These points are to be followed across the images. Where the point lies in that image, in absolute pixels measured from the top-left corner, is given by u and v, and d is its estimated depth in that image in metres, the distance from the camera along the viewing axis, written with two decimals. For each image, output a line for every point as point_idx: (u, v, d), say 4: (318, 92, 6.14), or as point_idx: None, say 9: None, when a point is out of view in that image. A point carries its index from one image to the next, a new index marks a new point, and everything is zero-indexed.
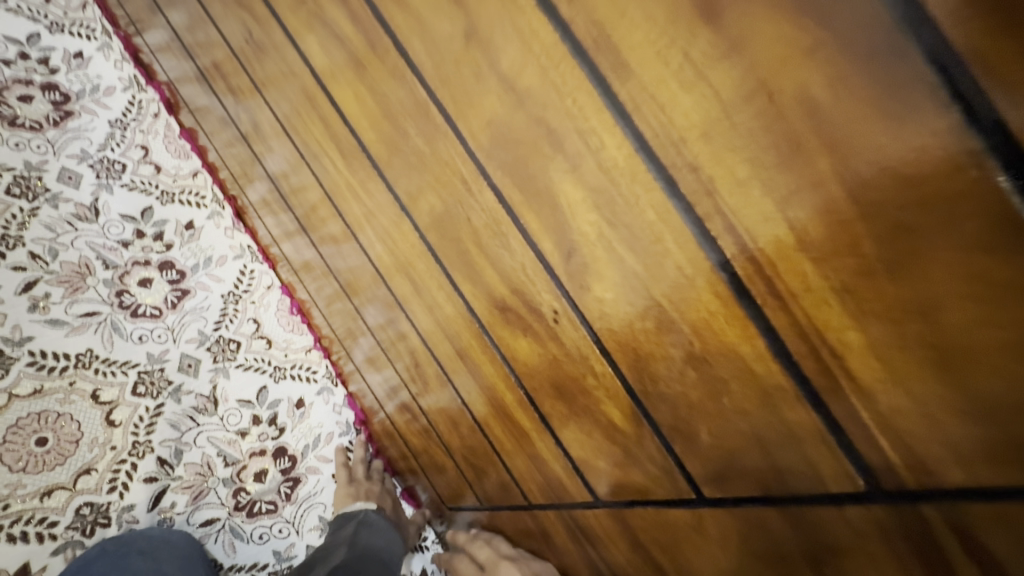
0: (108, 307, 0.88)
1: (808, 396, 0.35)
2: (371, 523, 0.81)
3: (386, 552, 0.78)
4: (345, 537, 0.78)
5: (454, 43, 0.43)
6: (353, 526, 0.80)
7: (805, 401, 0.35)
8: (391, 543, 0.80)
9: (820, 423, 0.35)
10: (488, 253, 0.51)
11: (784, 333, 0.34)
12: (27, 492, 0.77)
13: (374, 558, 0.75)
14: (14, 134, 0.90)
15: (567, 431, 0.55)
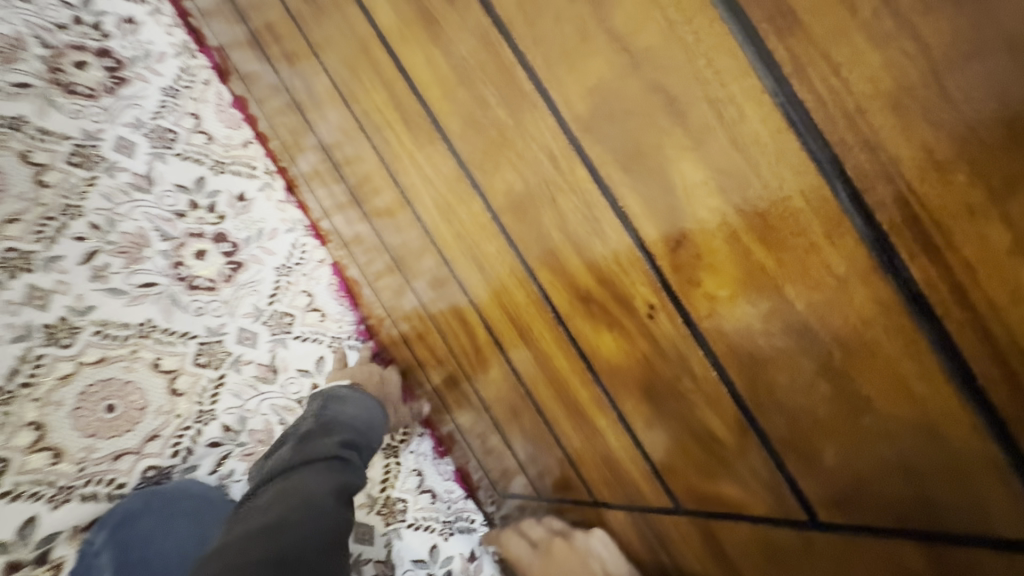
0: (165, 279, 0.87)
1: (987, 424, 0.29)
2: (339, 398, 0.79)
3: (356, 421, 0.75)
4: (313, 412, 0.76)
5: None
6: (320, 402, 0.79)
7: (982, 431, 0.29)
8: (365, 413, 0.78)
9: (999, 455, 0.29)
10: (573, 238, 0.46)
11: (969, 350, 0.28)
12: (99, 455, 0.78)
13: (343, 426, 0.72)
14: (71, 101, 0.88)
15: (649, 433, 0.50)
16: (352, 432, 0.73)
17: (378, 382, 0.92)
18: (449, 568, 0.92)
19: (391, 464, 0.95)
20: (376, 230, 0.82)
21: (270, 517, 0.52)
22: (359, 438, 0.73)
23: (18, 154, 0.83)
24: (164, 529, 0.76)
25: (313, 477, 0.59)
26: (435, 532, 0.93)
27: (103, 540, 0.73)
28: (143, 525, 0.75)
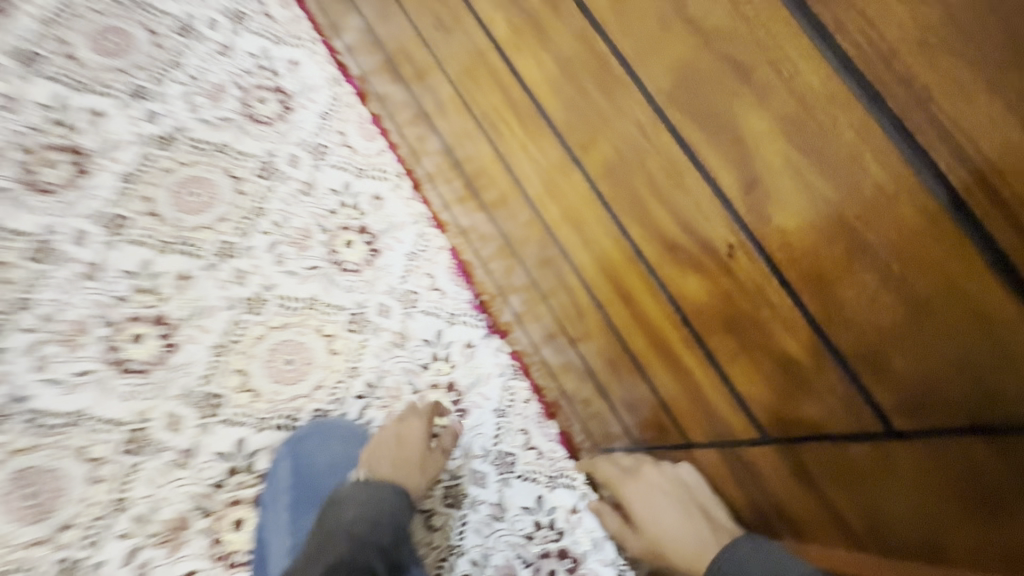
0: (324, 263, 1.08)
1: None
2: (343, 496, 0.80)
3: (355, 521, 0.76)
4: (319, 520, 0.79)
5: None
6: (326, 505, 0.81)
7: None
8: (371, 505, 0.79)
9: None
10: (661, 194, 0.55)
11: (1007, 243, 0.33)
12: (282, 396, 0.98)
13: (339, 534, 0.75)
14: (258, 128, 1.14)
15: (735, 366, 0.57)
16: (349, 537, 0.74)
17: (397, 449, 0.88)
18: (553, 516, 1.03)
19: (502, 422, 1.07)
20: (494, 219, 0.95)
21: None
22: (370, 535, 0.76)
23: (225, 171, 1.08)
24: (324, 449, 0.93)
25: None
26: (540, 483, 1.05)
27: (284, 451, 0.93)
28: (308, 445, 0.93)
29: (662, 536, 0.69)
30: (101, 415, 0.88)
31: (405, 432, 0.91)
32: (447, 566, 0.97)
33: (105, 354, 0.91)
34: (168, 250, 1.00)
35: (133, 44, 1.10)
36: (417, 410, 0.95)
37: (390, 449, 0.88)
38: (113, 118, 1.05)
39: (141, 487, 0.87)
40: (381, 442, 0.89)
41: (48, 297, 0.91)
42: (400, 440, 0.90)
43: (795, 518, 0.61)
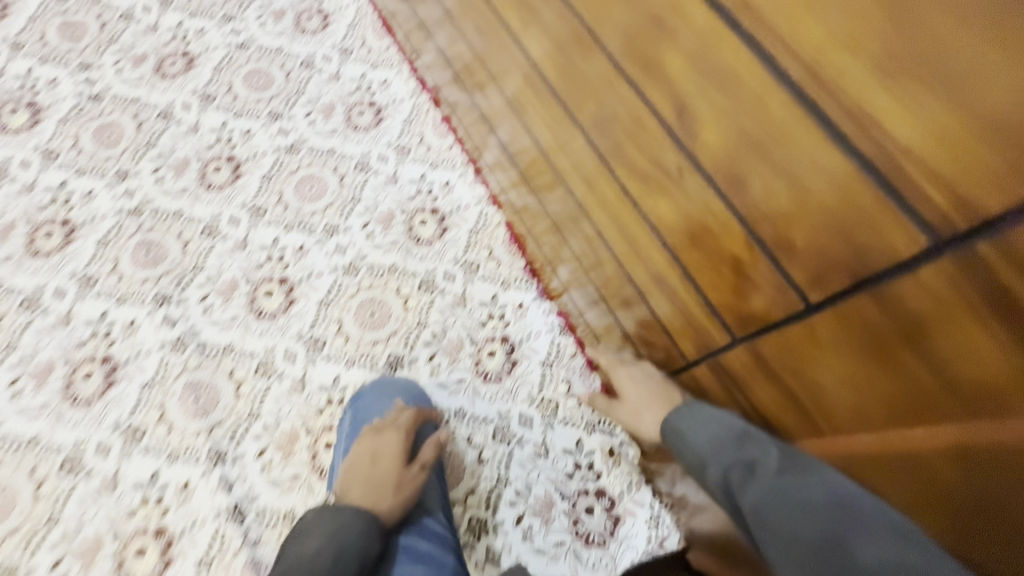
0: (404, 238, 1.32)
1: (865, 170, 0.43)
2: (306, 530, 0.88)
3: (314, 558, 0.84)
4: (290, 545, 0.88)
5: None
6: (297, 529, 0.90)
7: (866, 178, 0.43)
8: (328, 542, 0.86)
9: (879, 192, 0.43)
10: (630, 135, 0.67)
11: (836, 118, 0.44)
12: (367, 339, 1.21)
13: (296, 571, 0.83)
14: (357, 134, 1.43)
15: (702, 277, 0.67)
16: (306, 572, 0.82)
17: (370, 469, 0.97)
18: (591, 459, 1.15)
19: (547, 371, 1.21)
20: (541, 199, 1.14)
21: None
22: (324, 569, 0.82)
23: (332, 169, 1.38)
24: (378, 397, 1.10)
25: None
26: (580, 428, 1.17)
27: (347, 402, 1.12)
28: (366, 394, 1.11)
29: (642, 403, 0.88)
30: (242, 347, 1.17)
31: (379, 453, 0.99)
32: (497, 493, 1.11)
33: (248, 304, 1.21)
34: (291, 229, 1.30)
35: (272, 81, 1.47)
36: (396, 427, 1.02)
37: (364, 468, 0.97)
38: (258, 135, 1.40)
39: (270, 404, 1.13)
40: (356, 464, 0.98)
41: (213, 262, 1.25)
42: (375, 460, 0.98)
43: (772, 420, 0.68)
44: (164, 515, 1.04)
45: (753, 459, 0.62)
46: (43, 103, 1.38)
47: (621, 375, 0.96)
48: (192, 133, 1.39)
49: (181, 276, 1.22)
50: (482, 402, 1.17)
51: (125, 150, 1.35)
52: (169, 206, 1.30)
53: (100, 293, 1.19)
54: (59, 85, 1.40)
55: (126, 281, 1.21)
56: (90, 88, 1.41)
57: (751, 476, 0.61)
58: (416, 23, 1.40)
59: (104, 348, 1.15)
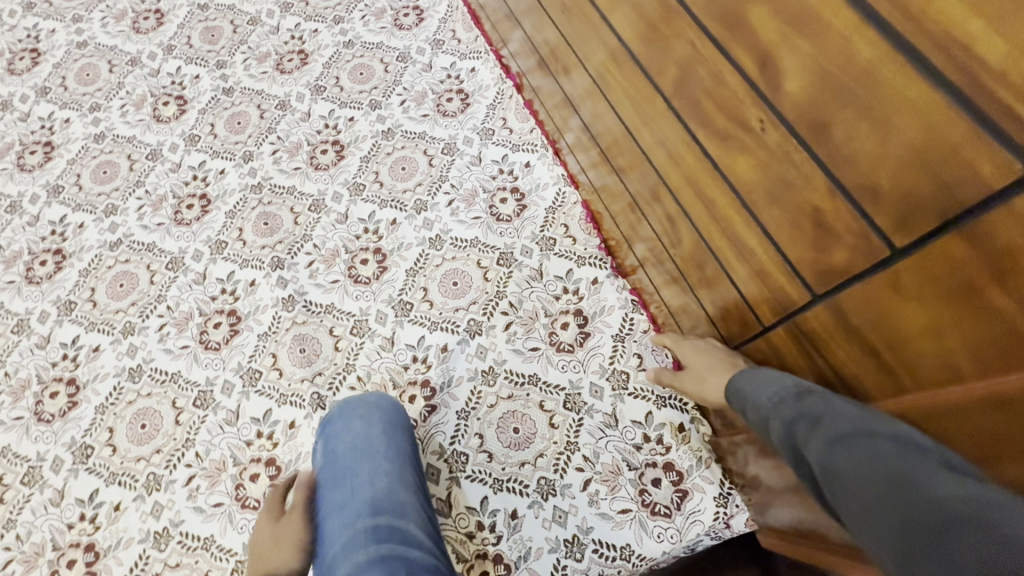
0: (485, 215, 1.40)
1: (954, 101, 0.43)
2: None
3: None
4: None
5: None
6: None
7: (955, 108, 0.43)
8: None
9: (969, 123, 0.42)
10: (711, 94, 0.69)
11: (922, 48, 0.44)
12: (449, 306, 1.29)
13: None
14: (445, 119, 1.54)
15: (782, 235, 0.67)
16: None
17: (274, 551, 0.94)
18: (661, 433, 1.15)
19: (619, 345, 1.23)
20: (621, 178, 1.17)
21: None
22: None
23: (423, 151, 1.50)
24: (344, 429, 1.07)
25: None
26: (650, 401, 1.18)
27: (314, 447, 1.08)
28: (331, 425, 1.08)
29: (705, 368, 0.97)
30: (341, 308, 1.30)
31: (279, 536, 0.97)
32: (566, 457, 1.15)
33: (346, 270, 1.34)
34: (385, 205, 1.43)
35: (373, 73, 1.62)
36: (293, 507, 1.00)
37: (269, 553, 0.95)
38: (360, 121, 1.55)
39: (364, 359, 1.25)
40: (263, 549, 0.96)
41: (318, 233, 1.40)
42: (275, 545, 0.96)
43: (853, 383, 0.67)
44: (274, 447, 1.19)
45: (817, 414, 0.66)
46: (188, 96, 1.62)
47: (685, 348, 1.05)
48: (304, 120, 1.57)
49: (293, 244, 1.39)
50: (554, 370, 1.22)
51: (250, 135, 1.55)
52: (284, 183, 1.48)
53: (227, 256, 1.39)
54: (200, 81, 1.64)
55: (248, 247, 1.39)
56: (224, 82, 1.63)
57: (812, 429, 0.64)
58: (504, 12, 1.48)
59: (230, 303, 1.33)
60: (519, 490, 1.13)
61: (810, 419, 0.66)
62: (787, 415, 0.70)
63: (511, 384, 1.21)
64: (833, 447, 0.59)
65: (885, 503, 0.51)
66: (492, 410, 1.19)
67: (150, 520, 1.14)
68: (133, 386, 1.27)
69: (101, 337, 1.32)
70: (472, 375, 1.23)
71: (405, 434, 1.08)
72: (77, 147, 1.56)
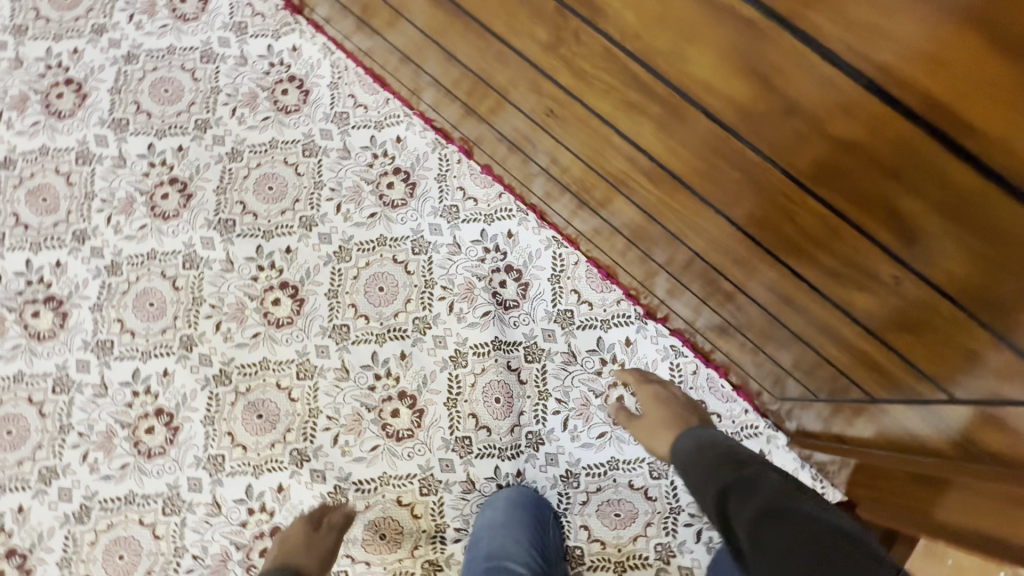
0: (493, 306, 1.30)
1: None
2: None
3: None
4: None
5: (762, 108, 0.54)
6: None
7: None
8: None
9: None
10: (813, 238, 0.65)
11: None
12: (503, 427, 1.23)
13: None
14: (400, 212, 1.35)
15: (912, 349, 0.70)
16: None
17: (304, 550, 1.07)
18: None
19: None
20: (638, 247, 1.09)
21: None
22: None
23: (393, 260, 1.31)
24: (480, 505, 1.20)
25: None
26: None
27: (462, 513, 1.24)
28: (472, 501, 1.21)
29: (661, 420, 1.10)
30: (397, 472, 1.20)
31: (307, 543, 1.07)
32: (673, 520, 1.23)
33: (380, 430, 1.21)
34: (385, 339, 1.26)
35: (284, 182, 1.35)
36: (331, 525, 1.11)
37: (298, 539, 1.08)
38: (301, 250, 1.30)
39: (451, 512, 1.19)
40: (292, 544, 1.07)
41: (326, 401, 1.22)
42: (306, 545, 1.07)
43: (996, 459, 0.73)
44: None
45: (750, 480, 0.81)
46: (63, 294, 1.26)
47: (644, 394, 1.16)
48: (229, 270, 1.28)
49: (304, 426, 1.21)
50: (629, 446, 1.25)
51: (174, 316, 1.25)
52: (250, 359, 1.24)
53: (234, 470, 1.18)
54: (67, 268, 1.27)
55: (253, 450, 1.19)
56: (101, 259, 1.28)
57: (745, 493, 0.79)
58: (399, 57, 1.22)
59: (267, 520, 1.17)
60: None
61: (743, 481, 0.81)
62: (723, 476, 0.85)
63: (595, 477, 1.24)
64: (764, 511, 0.74)
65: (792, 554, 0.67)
66: (587, 505, 1.23)
67: None
68: None
69: None
70: (553, 482, 1.24)
71: (531, 514, 1.17)
72: None
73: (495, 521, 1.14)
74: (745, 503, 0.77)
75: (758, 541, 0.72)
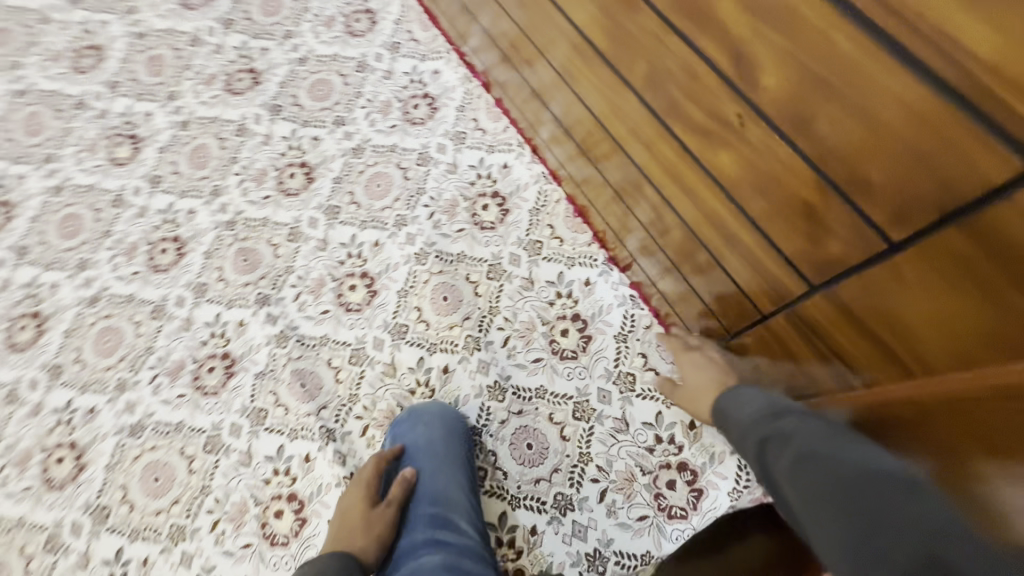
0: (468, 224, 1.38)
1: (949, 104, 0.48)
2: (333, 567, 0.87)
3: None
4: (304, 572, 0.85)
5: None
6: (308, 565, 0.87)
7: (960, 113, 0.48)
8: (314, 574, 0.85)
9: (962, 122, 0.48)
10: (689, 95, 0.76)
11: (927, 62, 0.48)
12: (444, 326, 1.29)
13: None
14: (416, 128, 1.50)
15: (772, 225, 0.75)
16: None
17: (365, 527, 1.00)
18: (672, 432, 1.17)
19: (621, 346, 1.24)
20: (603, 174, 1.17)
21: None
22: None
23: (396, 165, 1.46)
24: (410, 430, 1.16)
25: None
26: (659, 401, 1.19)
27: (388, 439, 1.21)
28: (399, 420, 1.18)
29: (700, 386, 1.01)
30: (337, 338, 1.30)
31: (368, 518, 1.01)
32: (580, 470, 1.15)
33: (336, 298, 1.34)
34: (365, 226, 1.40)
35: (332, 88, 1.57)
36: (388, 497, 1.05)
37: (356, 514, 1.01)
38: (326, 141, 1.51)
39: (367, 388, 1.26)
40: (351, 517, 1.01)
41: (301, 263, 1.38)
42: (367, 521, 1.00)
43: (853, 363, 0.76)
44: (293, 482, 1.22)
45: (786, 433, 0.73)
46: (143, 135, 1.55)
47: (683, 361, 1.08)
48: (266, 144, 1.52)
49: (277, 278, 1.37)
50: (561, 379, 1.22)
51: (213, 169, 1.50)
52: (256, 215, 1.44)
53: (212, 298, 1.36)
54: (153, 117, 1.57)
55: (231, 286, 1.37)
56: (178, 116, 1.57)
57: (784, 448, 0.71)
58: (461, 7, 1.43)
59: (222, 346, 1.32)
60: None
61: (780, 435, 0.73)
62: (761, 430, 0.77)
63: (520, 399, 1.21)
64: (804, 465, 0.67)
65: (846, 519, 0.59)
66: (504, 427, 1.20)
67: (183, 570, 1.17)
68: (135, 442, 1.27)
69: (96, 398, 1.31)
70: (478, 392, 1.23)
71: (465, 445, 1.15)
72: (36, 202, 1.49)
73: (433, 449, 1.11)
74: (785, 459, 0.70)
75: (803, 498, 0.64)
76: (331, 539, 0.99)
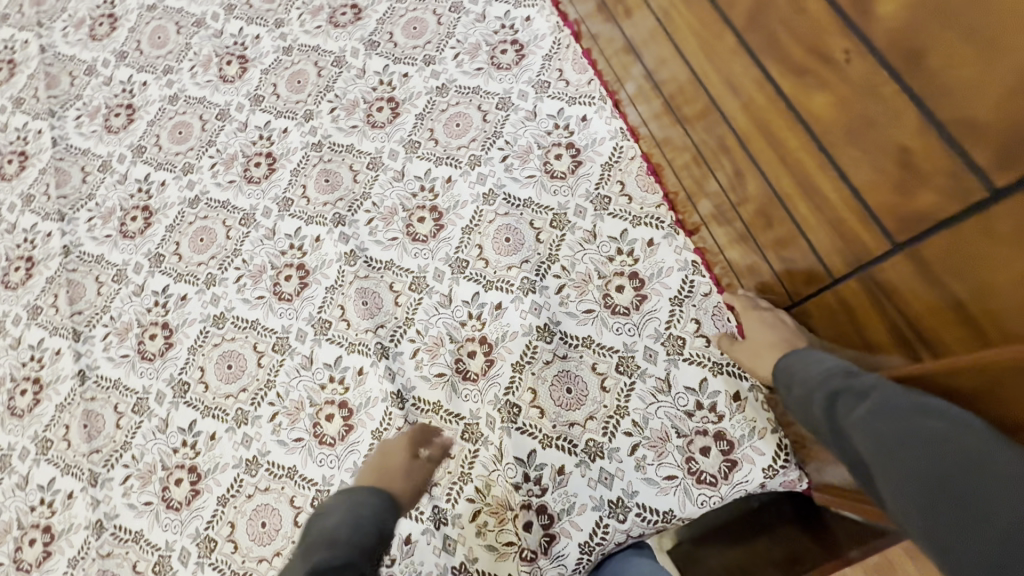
0: (539, 172, 1.39)
1: None
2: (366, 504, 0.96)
3: (348, 514, 0.92)
4: (342, 504, 0.95)
5: None
6: (347, 497, 0.97)
7: None
8: (352, 507, 0.94)
9: None
10: (791, 27, 0.76)
11: None
12: (502, 266, 1.32)
13: (359, 521, 0.91)
14: (501, 73, 1.51)
15: (860, 174, 0.73)
16: (358, 518, 0.91)
17: (403, 474, 1.08)
18: (714, 400, 1.16)
19: (675, 309, 1.23)
20: (689, 133, 1.14)
21: (354, 531, 0.88)
22: (364, 521, 0.91)
23: (477, 106, 1.49)
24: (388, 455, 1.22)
25: (357, 527, 0.89)
26: (706, 367, 1.18)
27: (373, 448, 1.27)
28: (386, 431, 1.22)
29: (767, 346, 1.00)
30: (401, 265, 1.37)
31: (409, 468, 1.09)
32: (615, 421, 1.18)
33: (405, 227, 1.40)
34: (440, 162, 1.45)
35: (426, 27, 1.61)
36: (431, 457, 1.12)
37: (397, 460, 1.10)
38: (414, 78, 1.55)
39: (421, 315, 1.33)
40: (394, 461, 1.10)
41: (376, 191, 1.45)
42: (406, 470, 1.09)
43: (931, 331, 0.73)
44: (346, 391, 1.31)
45: (863, 388, 0.72)
46: (250, 56, 1.66)
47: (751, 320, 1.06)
48: (360, 76, 1.59)
49: (353, 201, 1.45)
50: (610, 333, 1.23)
51: (308, 94, 1.59)
52: (342, 141, 1.52)
53: (294, 213, 1.47)
54: (261, 40, 1.68)
55: (313, 204, 1.47)
56: (283, 42, 1.66)
57: (858, 401, 0.71)
58: None
59: (299, 257, 1.43)
60: (416, 516, 1.18)
61: (857, 390, 0.72)
62: (834, 384, 0.76)
63: (568, 344, 1.24)
64: (878, 416, 0.66)
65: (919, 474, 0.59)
66: (547, 368, 1.23)
67: (242, 449, 1.31)
68: (217, 330, 1.41)
69: (187, 288, 1.46)
70: (526, 330, 1.26)
71: None
72: (155, 108, 1.65)
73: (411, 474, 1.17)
74: (858, 412, 0.69)
75: (874, 449, 0.64)
76: (364, 471, 1.09)
